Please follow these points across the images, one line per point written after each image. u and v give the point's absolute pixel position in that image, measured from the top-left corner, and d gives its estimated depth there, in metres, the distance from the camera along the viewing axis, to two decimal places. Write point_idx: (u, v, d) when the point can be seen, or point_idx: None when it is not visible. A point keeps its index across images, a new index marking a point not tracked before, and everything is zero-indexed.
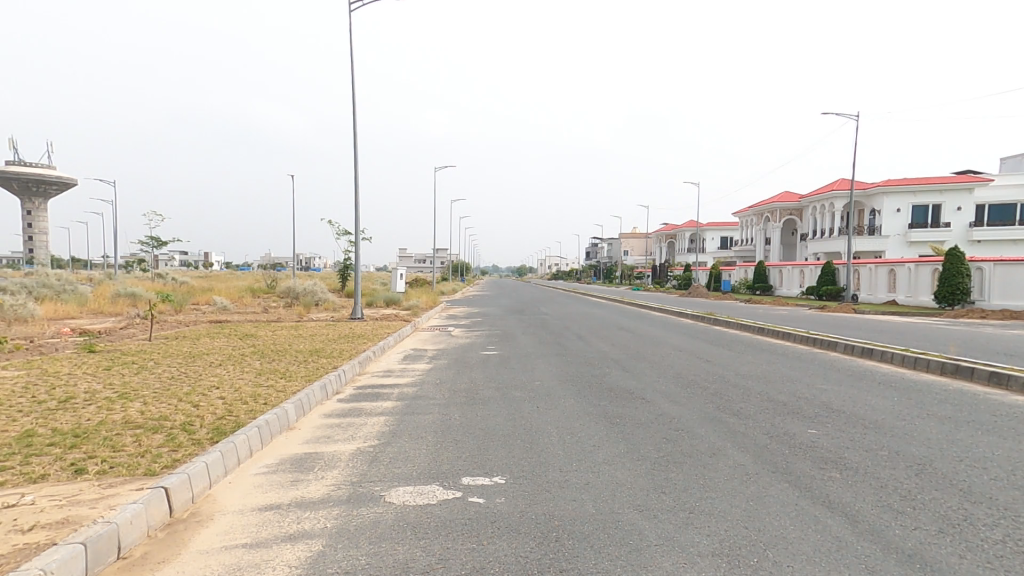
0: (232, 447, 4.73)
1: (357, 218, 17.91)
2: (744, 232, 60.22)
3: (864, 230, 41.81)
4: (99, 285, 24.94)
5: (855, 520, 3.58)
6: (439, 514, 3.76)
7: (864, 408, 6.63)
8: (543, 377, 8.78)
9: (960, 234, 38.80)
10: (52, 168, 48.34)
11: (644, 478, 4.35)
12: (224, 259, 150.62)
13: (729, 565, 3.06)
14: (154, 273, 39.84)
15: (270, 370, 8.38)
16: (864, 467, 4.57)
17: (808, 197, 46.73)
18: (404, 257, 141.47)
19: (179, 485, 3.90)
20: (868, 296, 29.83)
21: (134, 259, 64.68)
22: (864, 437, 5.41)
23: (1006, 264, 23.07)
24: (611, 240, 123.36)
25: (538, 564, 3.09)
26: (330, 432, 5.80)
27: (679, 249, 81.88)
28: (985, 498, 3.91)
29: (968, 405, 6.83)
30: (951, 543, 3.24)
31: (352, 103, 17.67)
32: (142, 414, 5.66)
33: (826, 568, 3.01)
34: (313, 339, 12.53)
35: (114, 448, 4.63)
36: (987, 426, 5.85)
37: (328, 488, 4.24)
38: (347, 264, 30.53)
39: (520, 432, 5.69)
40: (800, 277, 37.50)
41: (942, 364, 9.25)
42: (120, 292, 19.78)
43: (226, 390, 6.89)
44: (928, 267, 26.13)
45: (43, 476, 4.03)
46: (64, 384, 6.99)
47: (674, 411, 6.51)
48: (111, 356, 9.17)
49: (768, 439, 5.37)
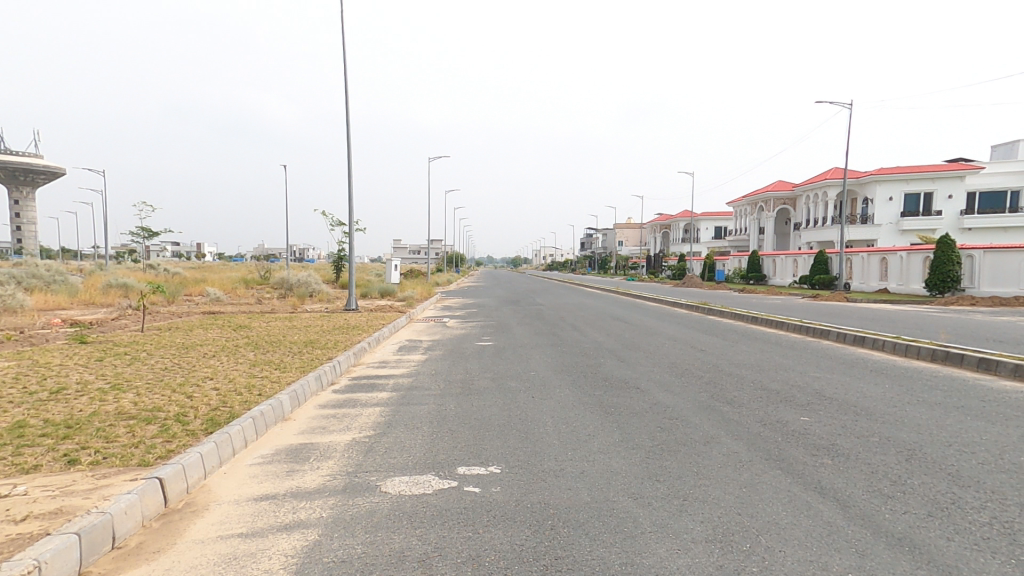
0: (227, 438, 4.72)
1: (350, 208, 17.81)
2: (738, 222, 60.40)
3: (856, 219, 41.98)
4: (91, 277, 24.75)
5: (847, 505, 3.62)
6: (436, 503, 3.77)
7: (855, 395, 6.69)
8: (538, 367, 8.79)
9: (951, 222, 38.98)
10: (40, 158, 47.52)
11: (638, 467, 4.38)
12: (216, 252, 149.59)
13: (722, 550, 3.10)
14: (149, 265, 39.68)
15: (264, 361, 8.37)
16: (855, 453, 4.63)
17: (802, 186, 46.76)
18: (398, 249, 140.31)
19: (174, 476, 3.89)
20: (860, 285, 30.00)
21: (126, 251, 64.08)
22: (855, 424, 5.47)
23: (996, 251, 23.29)
24: (606, 231, 123.26)
25: (533, 552, 3.11)
26: (325, 422, 5.81)
27: (674, 240, 81.93)
28: (974, 482, 3.96)
29: (958, 391, 6.91)
30: (940, 527, 3.29)
31: (346, 91, 17.50)
32: (136, 405, 5.66)
33: (818, 552, 3.04)
34: (307, 330, 12.54)
35: (107, 439, 4.61)
36: (977, 412, 5.91)
37: (323, 478, 4.25)
38: (342, 255, 30.38)
39: (515, 422, 5.71)
40: (793, 266, 37.62)
41: (932, 351, 9.33)
42: (111, 284, 19.63)
43: (221, 381, 6.87)
44: (919, 255, 26.28)
45: (35, 467, 4.01)
46: (56, 375, 6.97)
47: (669, 400, 6.54)
48: (103, 347, 9.13)
49: (761, 427, 5.40)
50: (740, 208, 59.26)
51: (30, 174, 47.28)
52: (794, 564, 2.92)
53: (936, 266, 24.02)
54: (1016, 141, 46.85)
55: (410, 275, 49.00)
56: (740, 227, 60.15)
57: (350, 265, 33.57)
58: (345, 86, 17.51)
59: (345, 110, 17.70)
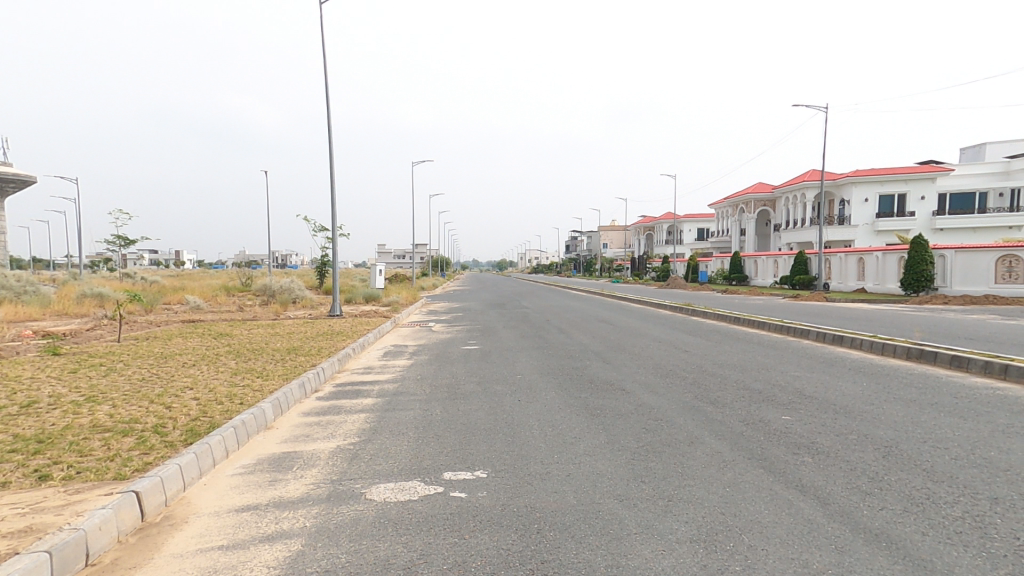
0: (207, 448, 4.65)
1: (333, 212, 17.57)
2: (720, 223, 61.20)
3: (834, 220, 42.69)
4: (65, 286, 24.06)
5: (827, 502, 3.67)
6: (421, 509, 3.75)
7: (834, 394, 6.80)
8: (523, 371, 8.80)
9: (925, 223, 39.82)
10: (9, 164, 44.90)
11: (624, 468, 4.40)
12: (194, 258, 146.27)
13: (706, 549, 3.12)
14: (125, 273, 38.46)
15: (245, 370, 8.22)
16: (834, 450, 4.69)
17: (781, 187, 47.39)
18: (382, 255, 138.48)
19: (151, 488, 3.82)
20: (838, 285, 30.56)
21: (101, 260, 61.90)
22: (835, 422, 5.55)
23: (967, 251, 23.82)
24: (590, 233, 123.77)
25: (519, 556, 3.10)
26: (308, 430, 5.74)
27: (658, 241, 82.53)
28: (948, 477, 4.03)
29: (932, 388, 7.05)
30: (916, 521, 3.35)
31: (327, 97, 17.37)
32: (111, 417, 5.55)
33: (799, 549, 3.07)
34: (289, 337, 12.35)
35: (80, 453, 4.51)
36: (951, 408, 6.04)
37: (306, 487, 4.20)
38: (324, 259, 30.07)
39: (502, 426, 5.69)
40: (774, 267, 38.14)
41: (908, 350, 9.51)
42: (86, 294, 19.21)
43: (200, 391, 6.75)
44: (895, 255, 26.76)
45: (4, 484, 3.91)
46: (28, 388, 6.81)
47: (653, 401, 6.58)
48: (79, 358, 8.94)
49: (743, 427, 5.46)
50: (722, 209, 60.03)
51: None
52: (775, 563, 2.95)
53: (910, 265, 24.50)
54: (984, 143, 48.05)
55: (394, 279, 48.53)
56: (722, 227, 60.92)
57: (334, 271, 33.26)
58: (326, 91, 17.37)
59: (326, 117, 17.59)
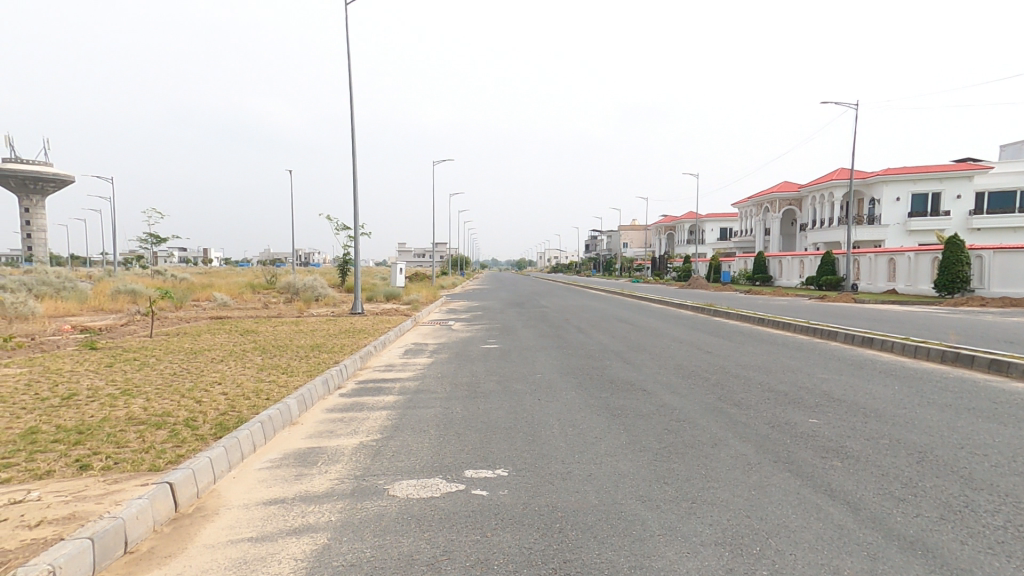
0: (236, 442, 4.76)
1: (356, 211, 17.77)
2: (743, 223, 60.45)
3: (863, 219, 41.84)
4: (100, 283, 24.77)
5: (857, 508, 3.60)
6: (443, 506, 3.78)
7: (864, 397, 6.66)
8: (544, 370, 8.80)
9: (960, 222, 38.71)
10: (49, 164, 45.86)
11: (646, 469, 4.37)
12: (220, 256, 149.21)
13: (732, 553, 3.09)
14: (157, 270, 39.42)
15: (271, 366, 8.39)
16: (864, 455, 4.60)
17: (807, 186, 46.57)
18: (402, 253, 139.75)
19: (184, 480, 3.91)
20: (867, 285, 29.88)
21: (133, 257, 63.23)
22: (864, 426, 5.43)
23: (1005, 251, 23.12)
24: (611, 232, 123.08)
25: (541, 555, 3.11)
26: (332, 426, 5.82)
27: (680, 241, 81.90)
28: (986, 484, 3.93)
29: (969, 393, 6.85)
30: (952, 530, 3.27)
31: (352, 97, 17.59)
32: (145, 410, 5.70)
33: (828, 556, 3.03)
34: (313, 334, 12.56)
35: (118, 444, 4.65)
36: (987, 413, 5.87)
37: (332, 482, 4.27)
38: (347, 258, 30.54)
39: (522, 425, 5.70)
40: (799, 267, 37.46)
41: (942, 353, 9.26)
42: (120, 289, 19.76)
43: (229, 386, 6.90)
44: (928, 256, 26.09)
45: (48, 472, 4.06)
46: (67, 380, 7.04)
47: (676, 402, 6.52)
48: (113, 353, 9.21)
49: (770, 430, 5.37)
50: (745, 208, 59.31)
51: (40, 182, 45.32)
52: (804, 568, 2.90)
53: (944, 266, 23.85)
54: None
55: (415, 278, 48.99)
56: (745, 227, 60.15)
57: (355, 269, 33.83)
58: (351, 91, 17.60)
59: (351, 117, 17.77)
